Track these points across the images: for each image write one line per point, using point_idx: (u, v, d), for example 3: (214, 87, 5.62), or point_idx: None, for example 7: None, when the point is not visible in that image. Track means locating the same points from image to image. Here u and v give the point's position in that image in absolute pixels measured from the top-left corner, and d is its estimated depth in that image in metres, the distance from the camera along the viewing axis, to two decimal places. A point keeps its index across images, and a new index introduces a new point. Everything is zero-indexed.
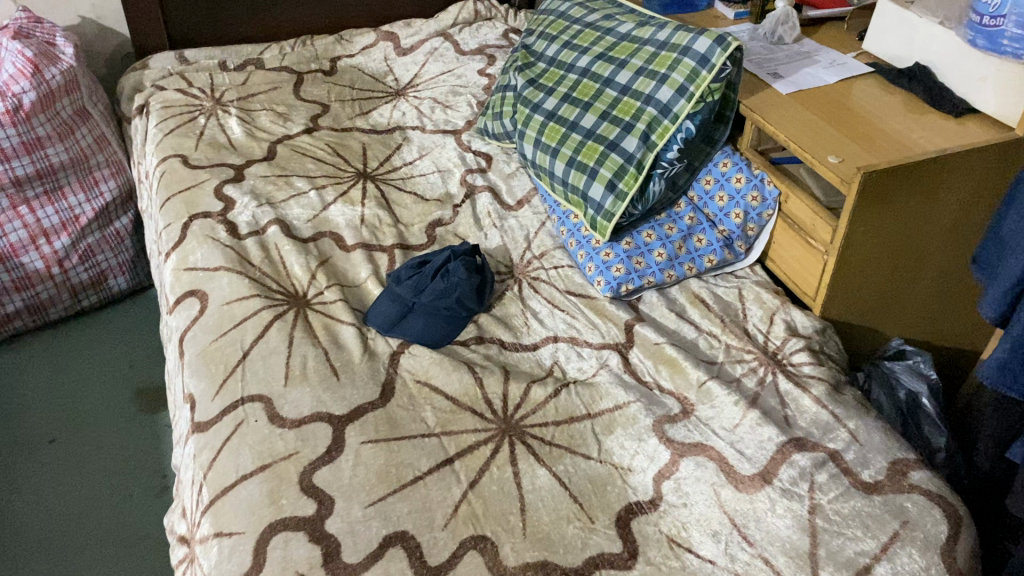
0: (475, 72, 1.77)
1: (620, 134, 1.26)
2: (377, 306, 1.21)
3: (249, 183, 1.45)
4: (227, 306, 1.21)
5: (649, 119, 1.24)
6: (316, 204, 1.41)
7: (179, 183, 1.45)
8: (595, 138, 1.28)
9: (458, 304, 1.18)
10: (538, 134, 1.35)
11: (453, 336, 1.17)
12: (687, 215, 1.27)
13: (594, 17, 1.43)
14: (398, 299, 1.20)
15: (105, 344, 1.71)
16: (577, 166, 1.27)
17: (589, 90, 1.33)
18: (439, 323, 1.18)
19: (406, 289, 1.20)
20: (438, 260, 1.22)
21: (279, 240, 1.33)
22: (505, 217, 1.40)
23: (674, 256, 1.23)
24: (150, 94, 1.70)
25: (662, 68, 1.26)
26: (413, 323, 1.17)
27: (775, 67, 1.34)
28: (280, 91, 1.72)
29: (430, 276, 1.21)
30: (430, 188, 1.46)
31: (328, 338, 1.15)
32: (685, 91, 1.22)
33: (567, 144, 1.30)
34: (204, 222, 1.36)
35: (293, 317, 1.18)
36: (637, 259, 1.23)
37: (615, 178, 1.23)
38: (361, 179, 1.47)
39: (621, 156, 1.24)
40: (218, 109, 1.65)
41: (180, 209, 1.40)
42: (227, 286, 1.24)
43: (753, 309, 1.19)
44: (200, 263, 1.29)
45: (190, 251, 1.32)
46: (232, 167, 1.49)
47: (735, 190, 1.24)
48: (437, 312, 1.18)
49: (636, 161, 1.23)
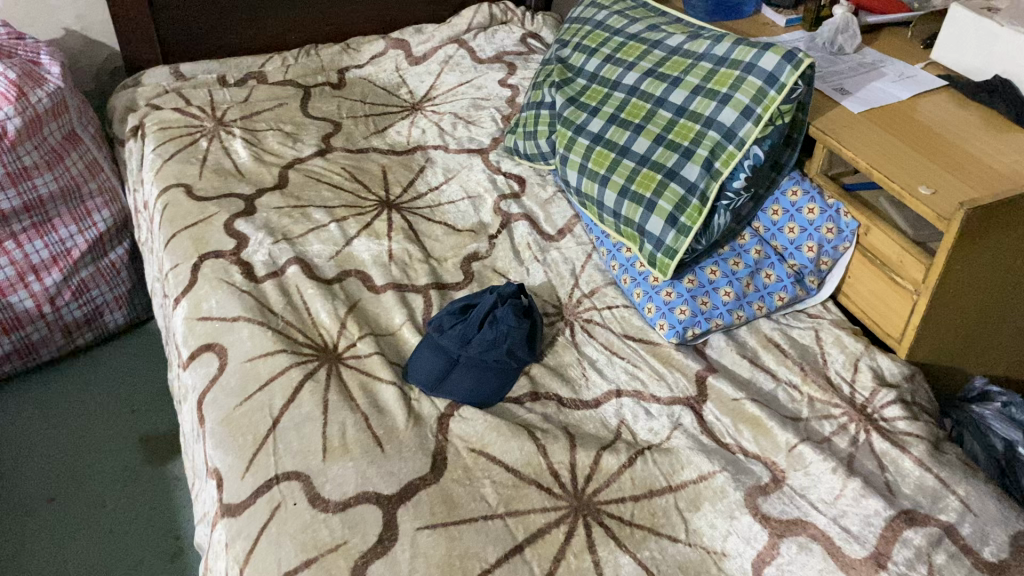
0: (496, 82, 1.65)
1: (678, 161, 1.14)
2: (417, 358, 1.08)
3: (261, 216, 1.32)
4: (249, 363, 1.08)
5: (711, 144, 1.12)
6: (338, 239, 1.28)
7: (185, 217, 1.32)
8: (650, 165, 1.16)
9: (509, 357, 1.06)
10: (583, 159, 1.23)
11: (503, 393, 1.05)
12: (753, 248, 1.16)
13: (637, 29, 1.31)
14: (441, 351, 1.08)
15: (103, 386, 1.58)
16: (631, 196, 1.16)
17: (638, 111, 1.21)
18: (487, 380, 1.06)
19: (450, 341, 1.07)
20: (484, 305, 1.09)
21: (301, 282, 1.20)
22: (547, 249, 1.27)
23: (742, 294, 1.12)
24: (145, 115, 1.56)
25: (722, 87, 1.14)
26: (459, 380, 1.05)
27: (840, 82, 1.23)
28: (287, 108, 1.58)
29: (476, 324, 1.08)
30: (461, 216, 1.33)
31: (367, 400, 1.03)
32: (751, 113, 1.10)
33: (618, 172, 1.18)
34: (216, 263, 1.23)
35: (325, 375, 1.06)
36: (703, 299, 1.11)
37: (676, 211, 1.11)
38: (386, 208, 1.34)
39: (682, 186, 1.12)
40: (220, 130, 1.52)
41: (188, 248, 1.27)
42: (248, 340, 1.11)
43: (834, 354, 1.08)
44: (215, 312, 1.16)
45: (203, 297, 1.19)
46: (241, 198, 1.36)
47: (808, 221, 1.13)
48: (485, 366, 1.06)
49: (699, 192, 1.11)
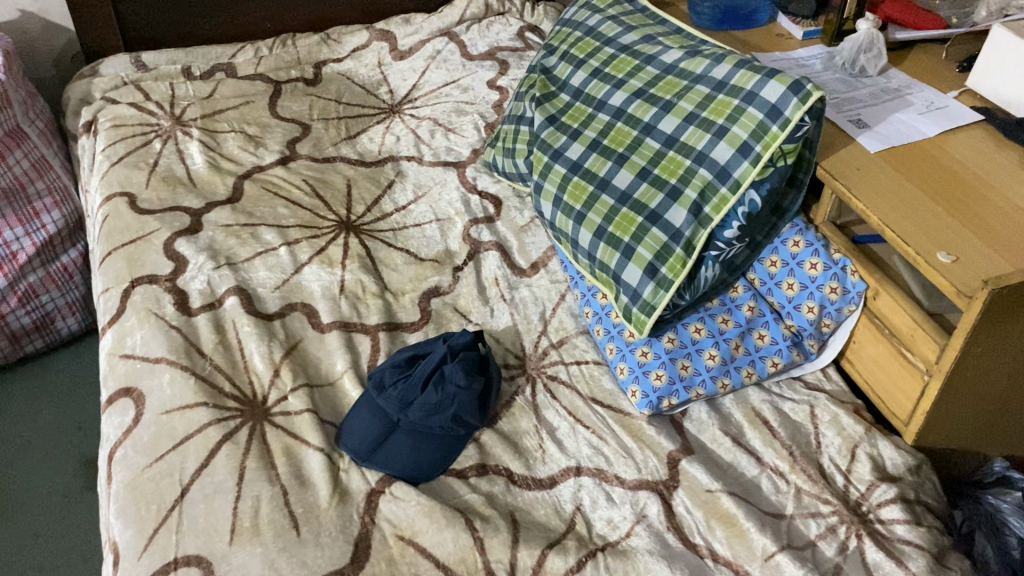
0: (485, 83, 1.50)
1: (663, 201, 0.99)
2: (354, 420, 0.96)
3: (206, 235, 1.20)
4: (166, 416, 0.97)
5: (701, 184, 0.97)
6: (286, 265, 1.15)
7: (124, 232, 1.20)
8: (631, 203, 1.01)
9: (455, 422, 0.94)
10: (558, 190, 1.08)
11: (447, 464, 0.93)
12: (746, 303, 1.00)
13: (631, 39, 1.15)
14: (379, 412, 0.95)
15: (51, 399, 1.47)
16: (607, 239, 1.01)
17: (623, 138, 1.06)
18: (429, 449, 0.93)
19: (389, 401, 0.95)
20: (431, 360, 0.96)
21: (237, 317, 1.08)
22: (516, 285, 1.13)
23: (729, 358, 0.98)
24: (99, 109, 1.44)
25: (719, 118, 0.99)
26: (397, 448, 0.93)
27: (858, 112, 1.07)
28: (253, 106, 1.45)
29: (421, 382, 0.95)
30: (425, 242, 1.20)
31: (289, 470, 0.91)
32: (749, 151, 0.95)
33: (596, 209, 1.03)
34: (147, 290, 1.11)
35: (247, 436, 0.94)
36: (683, 363, 0.97)
37: (656, 260, 0.97)
38: (343, 230, 1.21)
39: (665, 232, 0.97)
40: (177, 130, 1.39)
41: (121, 270, 1.15)
42: (167, 388, 0.99)
43: (830, 436, 0.94)
44: (138, 350, 1.04)
45: (128, 330, 1.07)
46: (187, 212, 1.23)
47: (809, 278, 0.98)
48: (428, 432, 0.94)
49: (684, 240, 0.96)
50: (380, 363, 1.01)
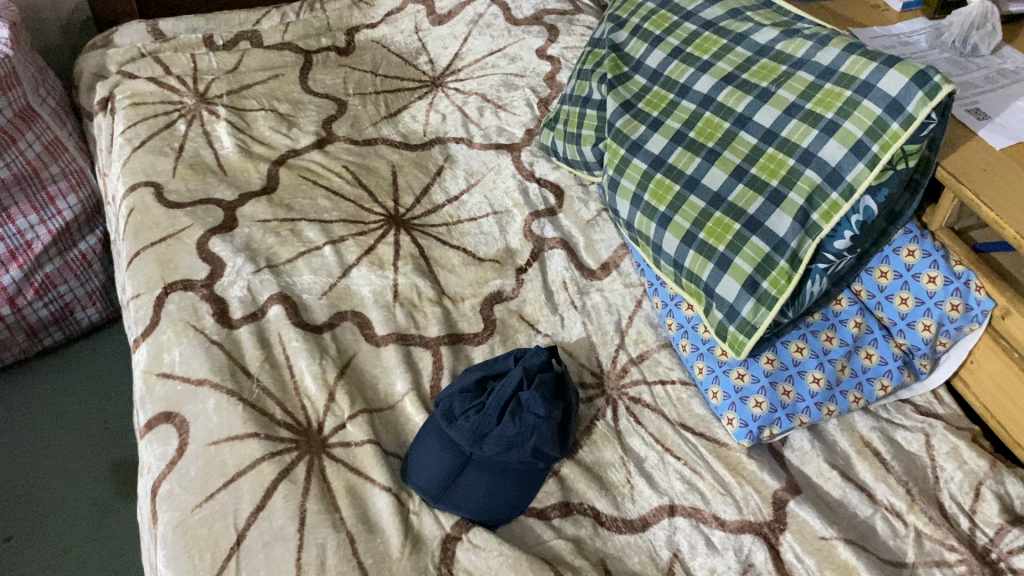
0: (534, 53, 1.39)
1: (762, 206, 0.88)
2: (421, 453, 0.87)
3: (243, 232, 1.09)
4: (214, 447, 0.88)
5: (808, 188, 0.86)
6: (332, 268, 1.05)
7: (153, 229, 1.10)
8: (726, 207, 0.90)
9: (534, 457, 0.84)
10: (638, 188, 0.98)
11: (525, 502, 0.85)
12: (852, 318, 0.91)
13: (715, 14, 1.04)
14: (449, 445, 0.86)
15: (73, 396, 1.37)
16: (698, 246, 0.91)
17: (713, 131, 0.95)
18: (506, 486, 0.84)
19: (461, 433, 0.85)
20: (505, 386, 0.86)
21: (284, 330, 0.98)
22: (586, 290, 1.03)
23: (835, 381, 0.89)
24: (115, 84, 1.32)
25: (828, 111, 0.87)
26: (471, 487, 0.84)
27: (975, 99, 0.95)
28: (282, 80, 1.33)
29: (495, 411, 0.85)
30: (483, 240, 1.09)
31: (355, 515, 0.83)
32: (865, 152, 0.84)
33: (683, 212, 0.93)
34: (183, 298, 1.01)
35: (306, 474, 0.85)
36: (784, 388, 0.88)
37: (757, 274, 0.86)
38: (393, 226, 1.10)
39: (767, 242, 0.87)
40: (202, 109, 1.27)
41: (152, 274, 1.05)
42: (213, 415, 0.90)
43: (949, 471, 0.85)
44: (178, 369, 0.95)
45: (165, 345, 0.97)
46: (220, 205, 1.13)
47: (927, 294, 0.88)
48: (504, 467, 0.85)
49: (790, 252, 0.86)
50: (446, 387, 0.92)
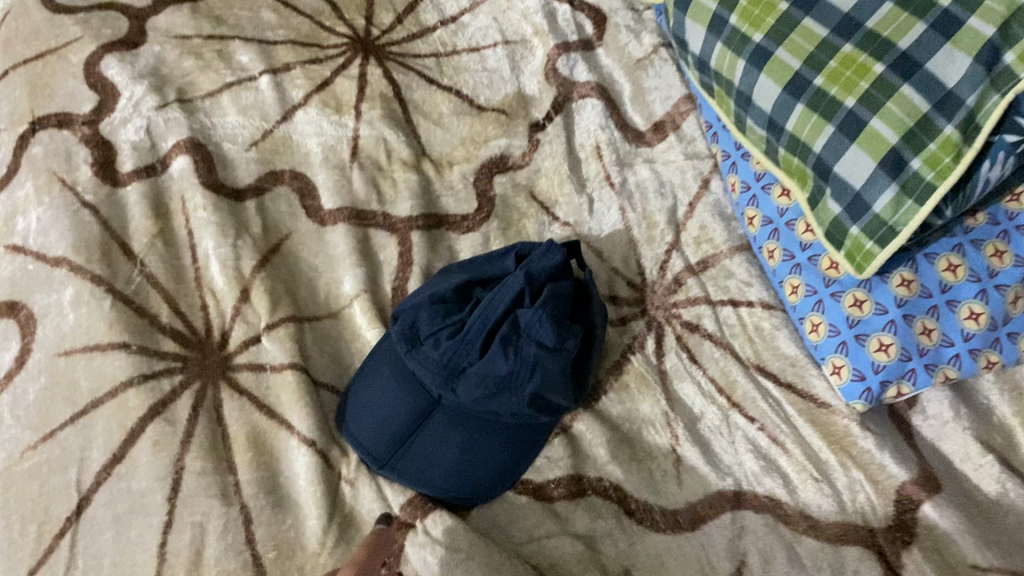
0: None
1: (924, 38, 0.55)
2: (367, 392, 0.58)
3: (151, 51, 0.77)
4: (63, 360, 0.59)
5: (1006, 12, 0.52)
6: (268, 108, 0.74)
7: (29, 40, 0.77)
8: (863, 38, 0.57)
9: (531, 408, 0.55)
10: (722, 10, 0.65)
11: (516, 474, 0.57)
12: None
13: None
14: (409, 383, 0.57)
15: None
16: (811, 100, 0.59)
17: None
18: (489, 450, 0.56)
19: (424, 366, 0.56)
20: (496, 297, 0.56)
21: (189, 194, 0.68)
22: (630, 160, 0.71)
23: (1000, 320, 0.58)
24: None
25: None
26: (435, 448, 0.55)
27: None
28: None
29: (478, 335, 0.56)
30: (487, 79, 0.76)
31: (256, 483, 0.56)
32: None
33: (792, 46, 0.60)
34: (53, 139, 0.71)
35: (190, 415, 0.58)
36: (923, 325, 0.57)
37: (904, 148, 0.55)
38: (359, 53, 0.77)
39: (926, 96, 0.54)
40: None
41: (17, 102, 0.74)
42: (69, 313, 0.61)
43: None
44: (32, 240, 0.65)
45: (21, 205, 0.67)
46: (124, 11, 0.80)
47: None
48: (487, 418, 0.56)
49: (963, 113, 0.53)
50: (414, 292, 0.62)
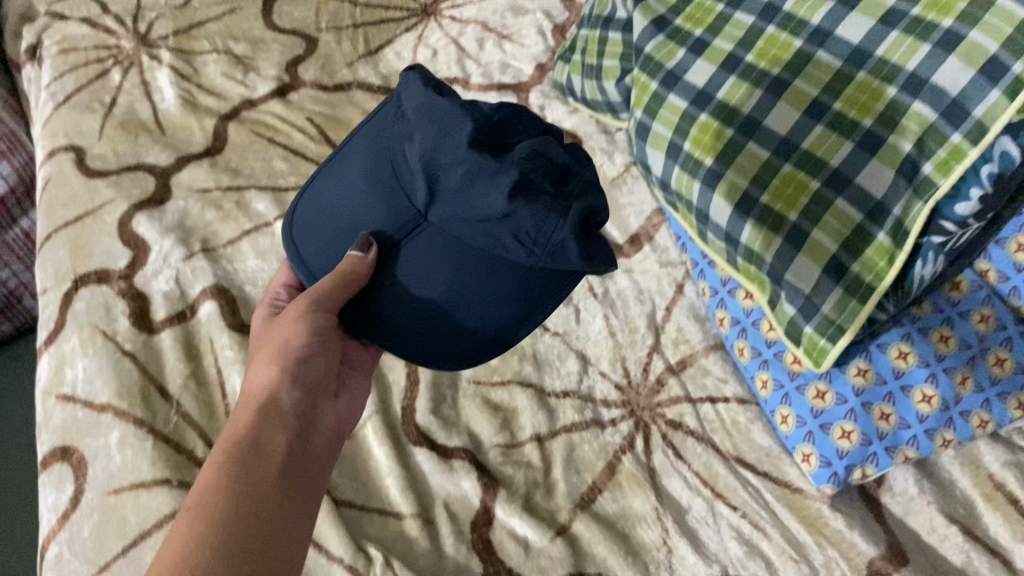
0: None
1: (852, 156, 0.62)
2: (337, 185, 0.61)
3: (176, 207, 0.87)
4: (114, 497, 0.66)
5: (918, 129, 0.60)
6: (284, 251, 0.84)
7: (68, 205, 0.88)
8: (800, 158, 0.64)
9: (540, 253, 0.55)
10: (676, 136, 0.72)
11: (479, 338, 0.58)
12: (976, 311, 0.66)
13: None
14: (389, 185, 0.57)
15: (19, 433, 1.11)
16: (759, 214, 0.65)
17: (778, 51, 0.68)
18: (476, 298, 0.57)
19: (436, 110, 0.55)
20: (516, 114, 0.58)
21: (216, 336, 0.77)
22: (610, 271, 0.79)
23: (953, 401, 0.63)
24: (44, 28, 1.10)
25: (946, 18, 0.60)
26: (426, 267, 0.56)
27: None
28: (241, 14, 1.09)
29: (498, 140, 0.56)
30: None
31: None
32: (1002, 74, 0.57)
33: (739, 167, 0.67)
34: (94, 294, 0.80)
35: None
36: (881, 411, 0.64)
37: (845, 254, 0.62)
38: None
39: (859, 208, 0.61)
40: (142, 55, 1.04)
41: (62, 263, 0.83)
42: (115, 454, 0.69)
43: None
44: (81, 390, 0.73)
45: (69, 358, 0.76)
46: (152, 172, 0.90)
47: None
48: (476, 254, 0.56)
49: (891, 221, 0.61)
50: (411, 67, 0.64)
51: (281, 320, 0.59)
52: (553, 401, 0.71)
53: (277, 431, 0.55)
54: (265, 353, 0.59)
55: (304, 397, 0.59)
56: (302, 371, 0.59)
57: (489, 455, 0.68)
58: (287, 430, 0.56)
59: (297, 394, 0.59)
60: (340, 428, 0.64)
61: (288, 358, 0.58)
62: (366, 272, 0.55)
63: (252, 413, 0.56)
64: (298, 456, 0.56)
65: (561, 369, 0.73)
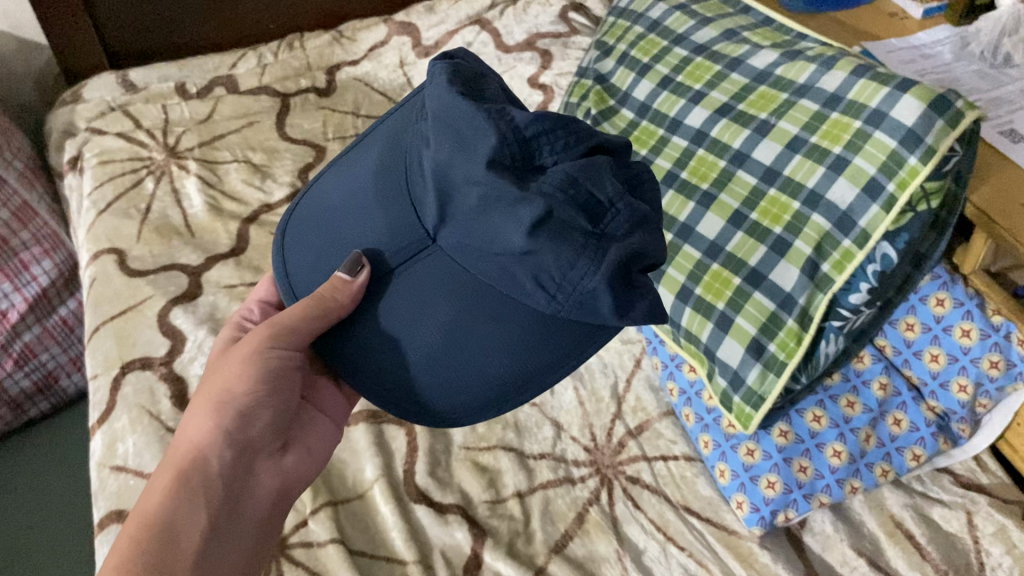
0: (525, 81, 1.26)
1: (765, 257, 0.77)
2: (361, 196, 0.67)
3: (207, 302, 1.02)
4: None
5: (817, 236, 0.74)
6: None
7: (113, 301, 1.02)
8: (725, 258, 0.79)
9: (564, 299, 0.57)
10: None
11: (490, 376, 0.61)
12: (876, 379, 0.80)
13: (708, 35, 0.94)
14: (400, 206, 0.64)
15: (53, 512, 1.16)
16: (695, 303, 0.80)
17: (708, 170, 0.84)
18: (484, 340, 0.60)
19: (459, 118, 0.59)
20: (556, 131, 0.60)
21: None
22: None
23: (859, 454, 0.78)
24: (84, 141, 1.25)
25: (835, 146, 0.75)
26: (432, 298, 0.60)
27: (1010, 118, 0.82)
28: (258, 128, 1.25)
29: (531, 160, 0.59)
30: None
31: None
32: (879, 192, 0.71)
33: (678, 264, 0.82)
34: (140, 379, 0.93)
35: None
36: (800, 464, 0.78)
37: (762, 336, 0.76)
38: None
39: (772, 298, 0.76)
40: (171, 165, 1.20)
41: (110, 352, 0.97)
42: None
43: (995, 556, 0.73)
44: (131, 461, 0.86)
45: (119, 434, 0.89)
46: (185, 271, 1.05)
47: (962, 351, 0.77)
48: (485, 290, 0.60)
49: (798, 309, 0.74)
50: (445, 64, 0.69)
51: (233, 360, 0.67)
52: (532, 462, 0.85)
53: (194, 497, 0.60)
54: (210, 392, 0.66)
55: (235, 453, 0.64)
56: (235, 430, 0.64)
57: (478, 509, 0.81)
58: (223, 474, 0.62)
59: (229, 454, 0.63)
60: (282, 488, 0.68)
61: (226, 413, 0.64)
62: (353, 295, 0.60)
63: (188, 456, 0.62)
64: (229, 500, 0.62)
65: (538, 435, 0.87)
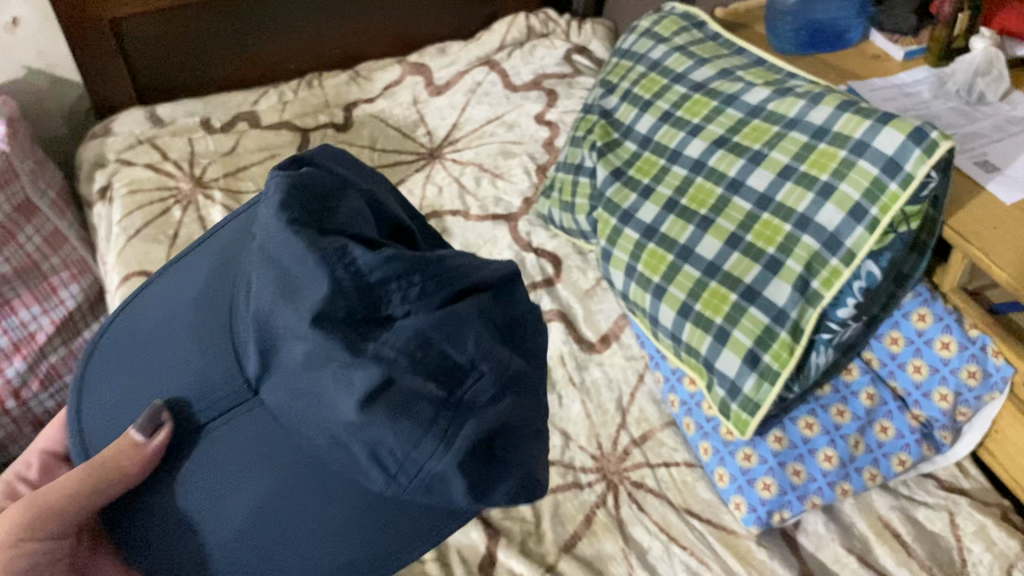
0: (532, 119, 1.34)
1: (758, 275, 0.83)
2: (179, 335, 0.60)
3: None
4: None
5: (806, 255, 0.81)
6: None
7: None
8: (722, 276, 0.86)
9: (406, 482, 0.49)
10: (632, 259, 0.94)
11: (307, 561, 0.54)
12: (864, 390, 0.86)
13: (705, 74, 1.02)
14: (223, 356, 0.56)
15: None
16: (694, 319, 0.86)
17: (705, 197, 0.91)
18: (302, 527, 0.53)
19: (288, 260, 0.50)
20: (409, 275, 0.51)
21: None
22: (585, 364, 0.99)
23: (848, 459, 0.83)
24: (114, 172, 1.32)
25: (823, 174, 0.82)
26: (238, 471, 0.54)
27: (982, 150, 0.89)
28: (279, 160, 1.33)
29: (375, 310, 0.50)
30: None
31: None
32: (863, 215, 0.78)
33: (678, 283, 0.88)
34: None
35: None
36: (794, 468, 0.83)
37: (757, 347, 0.82)
38: None
39: (766, 312, 0.82)
40: (198, 194, 1.26)
41: None
42: None
43: (976, 553, 0.78)
44: None
45: None
46: None
47: (942, 361, 0.83)
48: (305, 463, 0.53)
49: (790, 322, 0.80)
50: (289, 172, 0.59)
51: None
52: None
53: None
54: None
55: None
56: None
57: (492, 512, 0.86)
58: None
59: None
60: None
61: None
62: (147, 460, 0.55)
63: None
64: None
65: None
